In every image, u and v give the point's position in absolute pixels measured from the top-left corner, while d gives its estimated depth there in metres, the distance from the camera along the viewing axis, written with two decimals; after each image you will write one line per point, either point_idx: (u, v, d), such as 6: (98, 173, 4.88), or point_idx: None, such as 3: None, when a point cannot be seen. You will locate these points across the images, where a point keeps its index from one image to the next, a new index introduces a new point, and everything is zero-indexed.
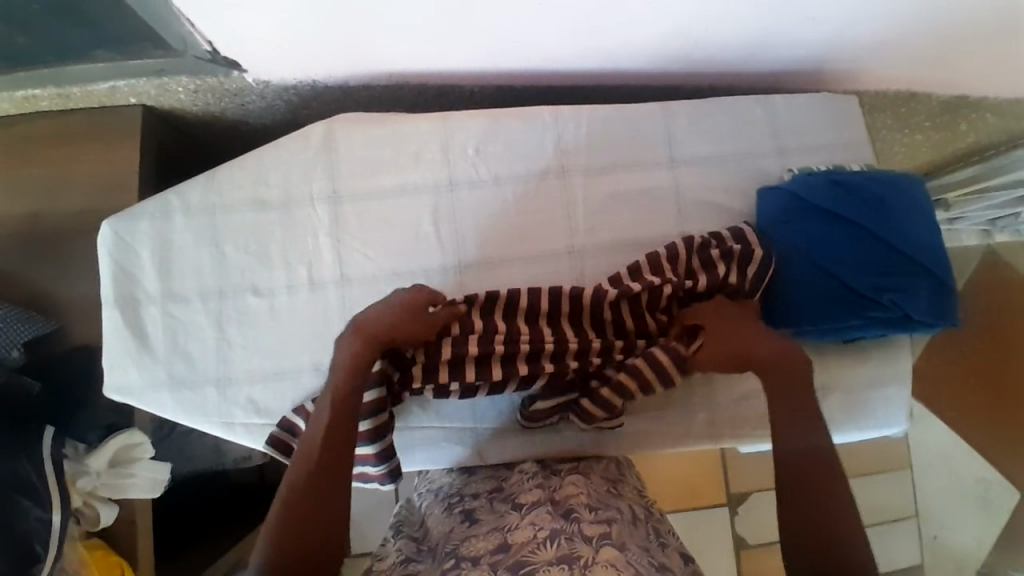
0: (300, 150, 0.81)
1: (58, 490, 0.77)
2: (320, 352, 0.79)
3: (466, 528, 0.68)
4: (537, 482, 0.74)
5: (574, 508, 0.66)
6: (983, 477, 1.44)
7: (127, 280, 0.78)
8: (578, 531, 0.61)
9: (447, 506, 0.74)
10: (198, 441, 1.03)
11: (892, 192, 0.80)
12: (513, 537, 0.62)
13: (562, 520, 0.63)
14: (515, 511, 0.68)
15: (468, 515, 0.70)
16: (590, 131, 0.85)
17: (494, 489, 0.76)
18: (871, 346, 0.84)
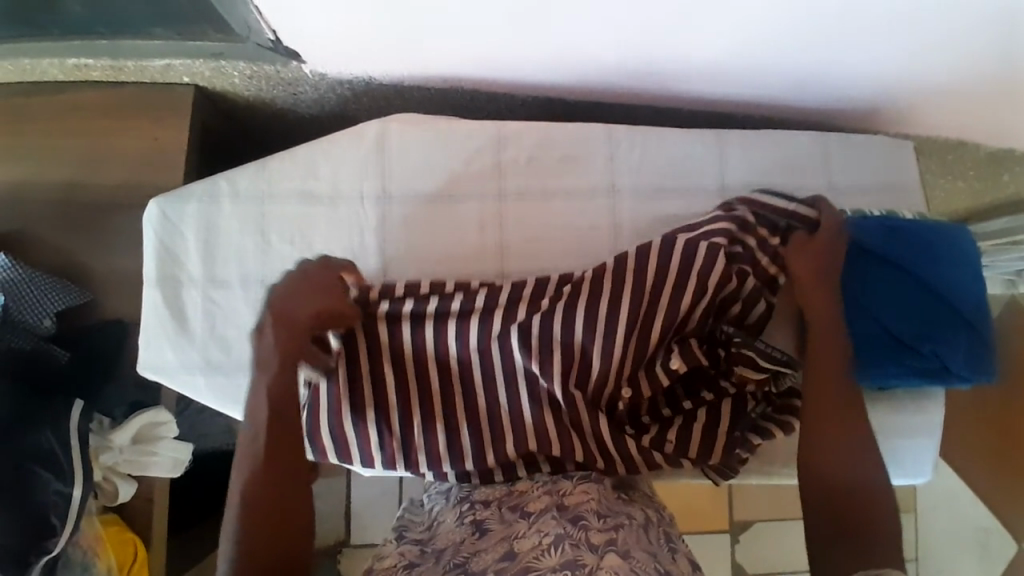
0: (352, 146, 0.81)
1: (82, 465, 0.78)
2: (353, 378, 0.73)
3: (475, 540, 0.64)
4: (546, 488, 0.70)
5: (584, 514, 0.64)
6: (979, 526, 1.44)
7: (170, 260, 0.78)
8: (585, 538, 0.60)
9: (457, 514, 0.70)
10: (213, 422, 1.03)
11: (946, 244, 0.78)
12: (519, 545, 0.60)
13: (569, 526, 0.62)
14: (524, 519, 0.65)
15: (477, 523, 0.67)
16: (641, 151, 0.84)
17: (504, 494, 0.71)
18: (906, 393, 0.83)
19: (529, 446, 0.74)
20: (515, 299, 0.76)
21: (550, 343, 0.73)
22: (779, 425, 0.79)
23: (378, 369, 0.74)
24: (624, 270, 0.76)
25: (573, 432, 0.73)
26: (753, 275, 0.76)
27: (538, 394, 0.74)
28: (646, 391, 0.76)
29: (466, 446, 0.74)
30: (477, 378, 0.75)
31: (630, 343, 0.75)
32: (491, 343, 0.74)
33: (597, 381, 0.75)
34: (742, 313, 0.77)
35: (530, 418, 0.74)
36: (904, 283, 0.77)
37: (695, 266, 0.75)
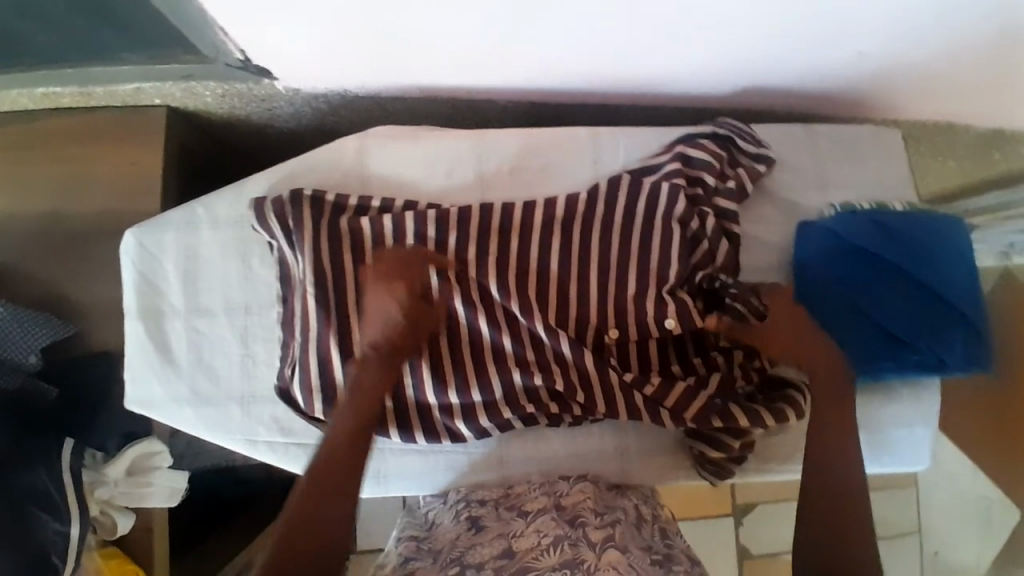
0: (331, 162, 0.78)
1: (78, 502, 0.77)
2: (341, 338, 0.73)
3: (471, 534, 0.68)
4: (543, 490, 0.74)
5: (581, 514, 0.68)
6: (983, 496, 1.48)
7: (151, 290, 0.76)
8: (583, 536, 0.63)
9: (454, 514, 0.73)
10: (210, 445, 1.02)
11: (936, 236, 0.76)
12: (517, 544, 0.64)
13: (567, 527, 0.65)
14: (521, 518, 0.69)
15: (474, 520, 0.70)
16: (627, 155, 0.81)
17: (500, 494, 0.75)
18: (905, 383, 0.82)
19: (514, 381, 0.76)
20: (486, 237, 0.77)
21: (528, 280, 0.77)
22: (768, 411, 0.76)
23: (360, 284, 0.74)
24: (596, 210, 0.79)
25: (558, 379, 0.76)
26: (713, 216, 0.79)
27: (520, 331, 0.77)
28: (631, 324, 0.78)
29: (452, 383, 0.75)
30: (460, 318, 0.76)
31: (608, 280, 0.78)
32: (472, 283, 0.76)
33: (578, 319, 0.78)
34: (709, 256, 0.79)
35: (515, 358, 0.76)
36: (896, 279, 0.76)
37: (671, 202, 0.77)
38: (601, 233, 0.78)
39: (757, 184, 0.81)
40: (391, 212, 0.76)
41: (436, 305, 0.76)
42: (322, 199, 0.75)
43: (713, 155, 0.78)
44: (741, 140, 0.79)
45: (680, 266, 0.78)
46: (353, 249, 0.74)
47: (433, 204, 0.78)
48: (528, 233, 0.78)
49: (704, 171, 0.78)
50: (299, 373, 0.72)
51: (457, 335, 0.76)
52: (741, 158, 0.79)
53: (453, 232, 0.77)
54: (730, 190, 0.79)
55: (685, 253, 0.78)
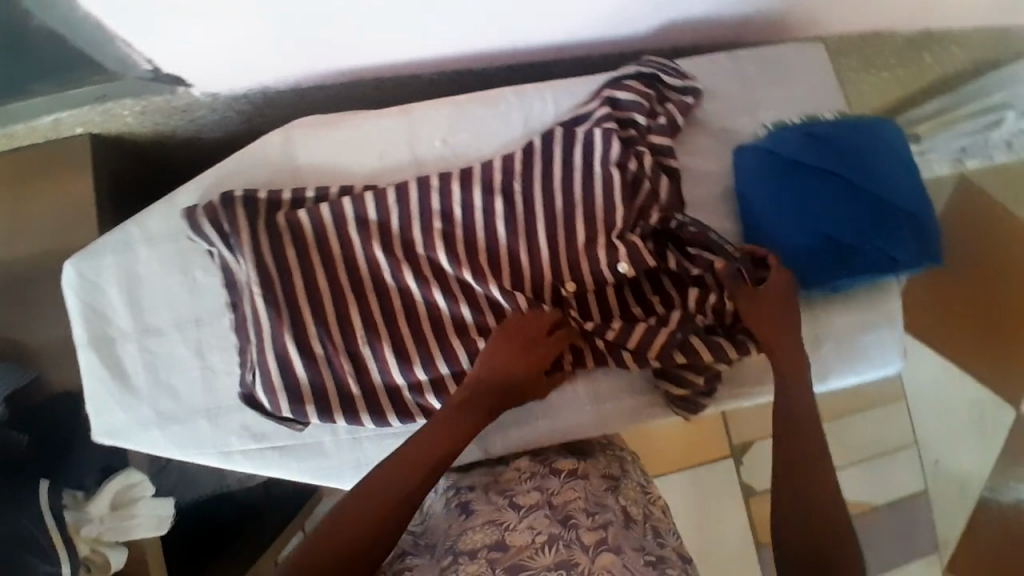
0: (260, 159, 0.77)
1: (65, 540, 0.76)
2: (297, 334, 0.72)
3: (463, 521, 0.68)
4: (534, 483, 0.72)
5: (574, 513, 0.65)
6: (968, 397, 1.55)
7: (98, 319, 0.75)
8: (577, 538, 0.62)
9: (445, 501, 0.73)
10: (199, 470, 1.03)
11: (870, 139, 0.77)
12: (511, 537, 0.63)
13: (561, 526, 0.64)
14: (513, 509, 0.67)
15: (465, 506, 0.70)
16: (557, 109, 0.80)
17: (489, 481, 0.74)
18: (864, 290, 0.83)
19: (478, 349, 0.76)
20: (428, 209, 0.77)
21: (477, 247, 0.77)
22: (729, 343, 0.78)
23: (312, 278, 0.74)
24: (533, 167, 0.78)
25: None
26: (649, 154, 0.78)
27: (477, 298, 0.77)
28: (585, 274, 0.78)
29: (417, 360, 0.75)
30: (416, 294, 0.76)
31: (555, 234, 0.78)
32: (421, 259, 0.77)
33: (532, 277, 0.78)
34: (653, 195, 0.78)
35: (476, 326, 0.76)
36: (842, 189, 0.76)
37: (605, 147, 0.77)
38: (541, 189, 0.78)
39: (688, 117, 0.81)
40: (328, 200, 0.76)
41: (392, 284, 0.76)
42: (255, 199, 0.74)
43: (641, 93, 0.78)
44: (665, 76, 0.79)
45: (624, 209, 0.77)
46: (296, 245, 0.74)
47: (370, 186, 0.77)
48: (469, 200, 0.77)
49: (634, 110, 0.77)
50: (262, 374, 0.72)
51: (415, 311, 0.76)
52: (668, 92, 0.79)
53: (393, 212, 0.76)
54: (662, 125, 0.79)
55: (629, 195, 0.78)
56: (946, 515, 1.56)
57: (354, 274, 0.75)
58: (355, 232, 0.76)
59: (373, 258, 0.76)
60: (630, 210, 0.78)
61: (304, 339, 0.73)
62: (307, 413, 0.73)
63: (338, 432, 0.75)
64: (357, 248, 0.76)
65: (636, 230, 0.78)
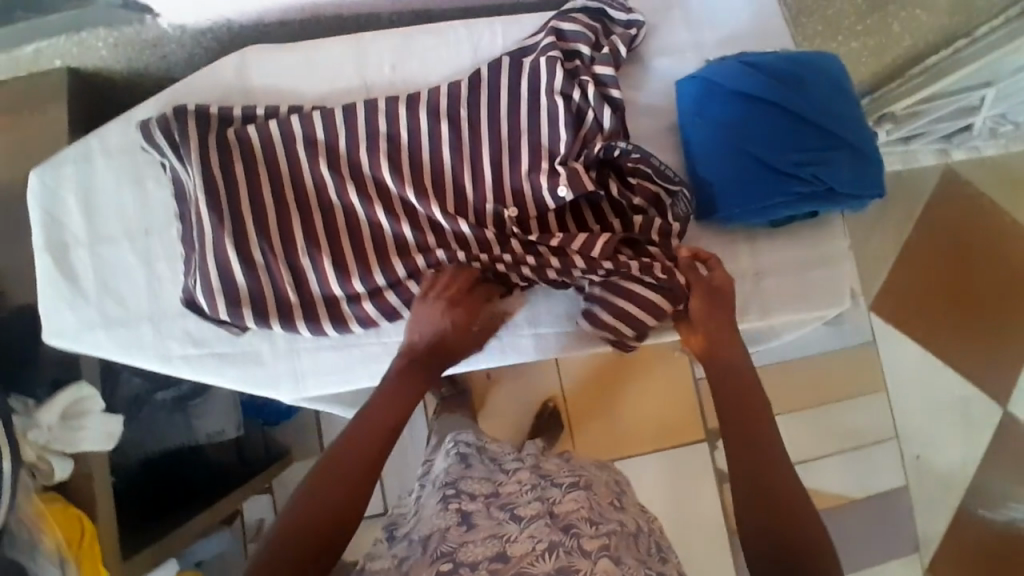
0: (216, 78, 0.80)
1: (7, 439, 0.77)
2: (238, 242, 0.74)
3: (462, 531, 0.72)
4: (534, 492, 0.77)
5: (575, 522, 0.71)
6: (942, 389, 1.51)
7: (54, 226, 0.77)
8: (578, 546, 0.68)
9: (443, 502, 0.79)
10: (169, 420, 1.10)
11: (807, 69, 0.79)
12: (512, 548, 0.67)
13: (562, 534, 0.69)
14: (514, 521, 0.72)
15: (465, 516, 0.75)
16: (506, 41, 0.83)
17: (490, 493, 0.79)
18: (806, 228, 0.83)
19: (417, 266, 0.77)
20: (374, 130, 0.79)
21: (421, 169, 0.79)
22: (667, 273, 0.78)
23: (258, 191, 0.76)
24: (479, 93, 0.80)
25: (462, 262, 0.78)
26: (593, 84, 0.79)
27: (418, 218, 0.78)
28: (526, 200, 0.79)
29: (355, 272, 0.77)
30: (359, 212, 0.78)
31: (499, 158, 0.79)
32: (366, 177, 0.78)
33: (472, 200, 0.79)
34: (596, 125, 0.80)
35: (416, 244, 0.78)
36: (779, 118, 0.78)
37: (550, 76, 0.79)
38: (483, 115, 0.79)
39: (632, 52, 0.83)
40: (278, 118, 0.79)
41: (336, 202, 0.78)
42: (208, 113, 0.77)
43: (587, 26, 0.80)
44: (611, 10, 0.81)
45: (567, 137, 0.78)
46: (245, 159, 0.77)
47: (319, 106, 0.80)
48: (416, 122, 0.79)
49: (579, 41, 0.80)
50: (202, 276, 0.74)
51: (357, 227, 0.77)
52: (613, 26, 0.82)
53: (342, 134, 0.78)
54: (606, 56, 0.80)
55: (572, 122, 0.79)
56: (932, 512, 1.49)
57: (298, 191, 0.77)
58: (303, 150, 0.78)
59: (319, 176, 0.78)
60: (573, 137, 0.79)
61: (245, 247, 0.75)
62: (244, 316, 0.75)
63: (276, 342, 0.78)
64: (305, 168, 0.78)
65: (580, 158, 0.79)
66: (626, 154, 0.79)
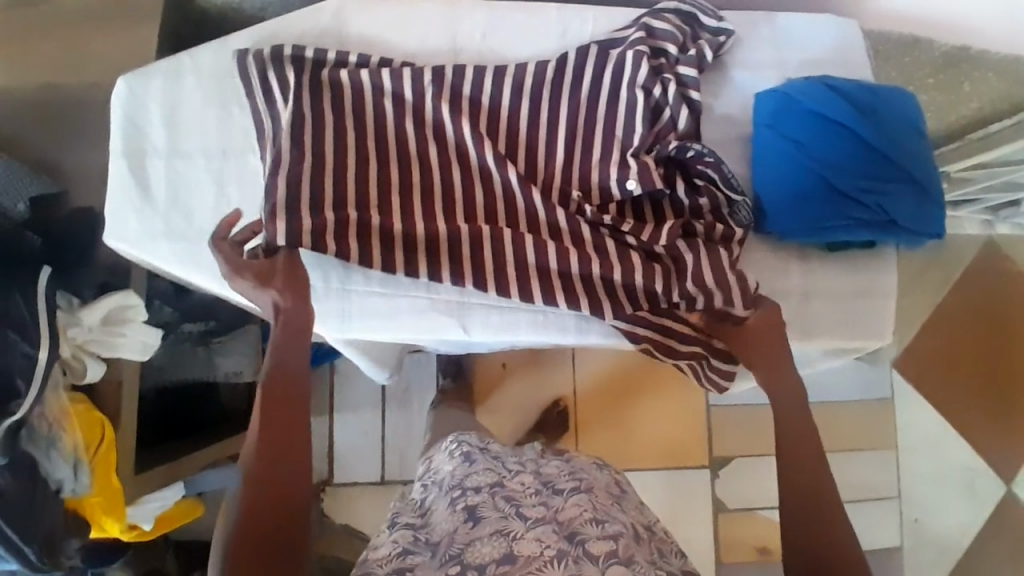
0: (312, 21, 0.82)
1: (49, 331, 0.79)
2: (312, 177, 0.75)
3: (470, 528, 0.71)
4: (539, 497, 0.75)
5: (580, 527, 0.70)
6: (954, 461, 1.49)
7: (136, 133, 0.79)
8: (585, 551, 0.66)
9: (450, 500, 0.77)
10: (190, 352, 1.10)
11: (883, 101, 0.81)
12: (518, 547, 0.66)
13: (566, 541, 0.67)
14: (519, 520, 0.70)
15: (470, 511, 0.73)
16: (595, 32, 0.85)
17: (495, 488, 0.77)
18: (859, 258, 0.84)
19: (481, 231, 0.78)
20: (457, 94, 0.81)
21: (499, 139, 0.81)
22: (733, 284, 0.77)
23: (338, 134, 0.78)
24: (563, 76, 0.82)
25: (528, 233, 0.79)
26: (675, 83, 0.81)
27: (488, 185, 0.80)
28: (593, 187, 0.81)
29: (421, 232, 0.77)
30: (431, 173, 0.80)
31: (575, 140, 0.81)
32: (446, 140, 0.81)
33: (545, 175, 0.81)
34: (671, 124, 0.81)
35: (483, 212, 0.80)
36: (852, 143, 0.79)
37: (630, 71, 0.81)
38: (562, 98, 0.81)
39: (717, 59, 0.85)
40: (368, 68, 0.81)
41: (413, 158, 0.80)
42: (302, 56, 0.80)
43: (678, 27, 0.82)
44: (703, 15, 0.83)
45: (642, 130, 0.80)
46: (332, 103, 0.79)
47: (407, 63, 0.82)
48: (499, 93, 0.81)
49: (667, 40, 0.81)
50: (270, 206, 0.75)
51: (429, 186, 0.79)
52: (701, 31, 0.83)
53: (427, 95, 0.80)
54: (691, 57, 0.82)
55: (649, 118, 0.80)
56: None
57: (377, 141, 0.79)
58: (386, 104, 0.80)
59: (401, 129, 0.80)
60: (645, 137, 0.80)
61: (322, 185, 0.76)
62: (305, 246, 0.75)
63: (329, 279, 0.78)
64: (388, 119, 0.80)
65: (656, 157, 0.80)
66: (699, 156, 0.80)
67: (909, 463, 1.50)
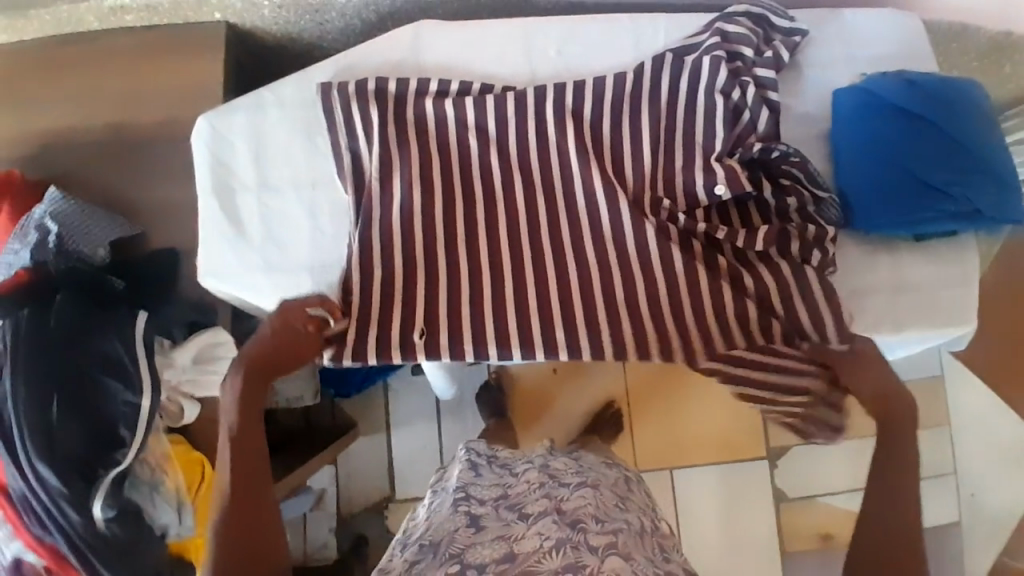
0: (389, 50, 0.83)
1: (149, 376, 0.78)
2: (406, 207, 0.78)
3: (471, 533, 0.71)
4: (543, 492, 0.77)
5: (582, 518, 0.71)
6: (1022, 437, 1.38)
7: (223, 170, 0.80)
8: (585, 540, 0.67)
9: (453, 505, 0.78)
10: None
11: (961, 93, 0.82)
12: (519, 546, 0.66)
13: (568, 529, 0.68)
14: (522, 521, 0.72)
15: (473, 517, 0.74)
16: (668, 40, 0.85)
17: (499, 497, 0.79)
18: (943, 248, 0.85)
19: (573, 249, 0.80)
20: (539, 110, 0.81)
21: (583, 151, 0.81)
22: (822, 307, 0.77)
23: (426, 165, 0.80)
24: (641, 85, 0.82)
25: (618, 248, 0.80)
26: (754, 85, 0.81)
27: (573, 200, 0.81)
28: (680, 193, 0.81)
29: (513, 258, 0.79)
30: (517, 196, 0.81)
31: (660, 147, 0.81)
32: (531, 158, 0.81)
33: (631, 187, 0.81)
34: (751, 125, 0.81)
35: (572, 229, 0.80)
36: (933, 136, 0.80)
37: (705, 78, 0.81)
38: (641, 106, 0.82)
39: (792, 58, 0.86)
40: (450, 96, 0.81)
41: (500, 177, 0.81)
42: (385, 86, 0.80)
43: (754, 31, 0.83)
44: (774, 17, 0.84)
45: (723, 134, 0.80)
46: (418, 135, 0.80)
47: (487, 85, 0.83)
48: (580, 104, 0.82)
49: (743, 43, 0.82)
50: (365, 250, 0.76)
51: (519, 207, 0.81)
52: (776, 33, 0.84)
53: (508, 117, 0.81)
54: (768, 59, 0.83)
55: (729, 122, 0.80)
56: None
57: (463, 165, 0.81)
58: (470, 129, 0.81)
59: (487, 152, 0.81)
60: (728, 144, 0.81)
61: (425, 217, 0.78)
62: (417, 295, 0.76)
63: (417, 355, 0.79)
64: (473, 146, 0.81)
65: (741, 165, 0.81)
66: (785, 157, 0.81)
67: (989, 451, 1.39)
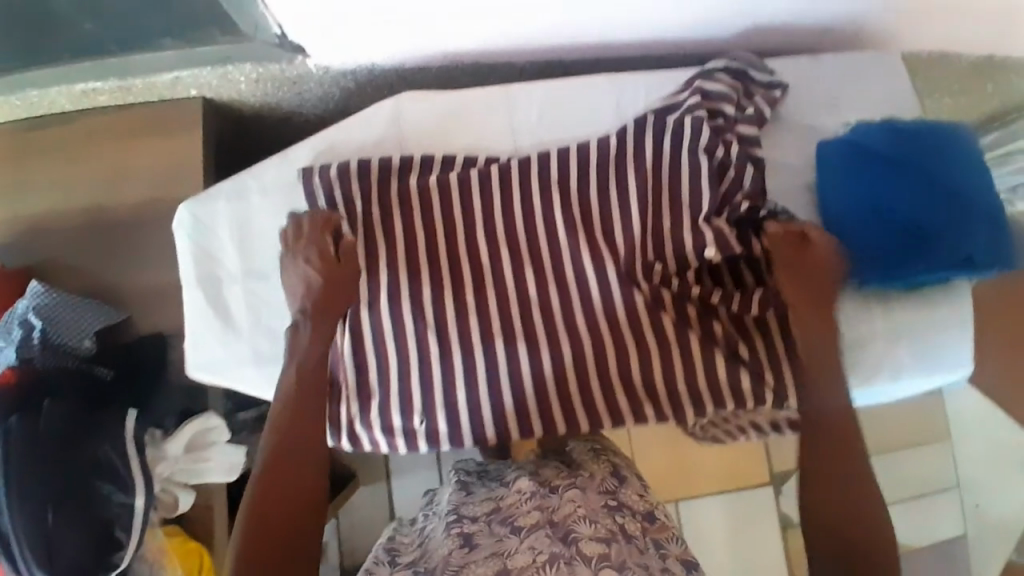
0: (369, 128, 0.83)
1: (142, 474, 0.77)
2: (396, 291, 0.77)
3: (464, 552, 0.62)
4: (534, 499, 0.66)
5: (575, 526, 0.61)
6: None
7: (207, 260, 0.79)
8: (578, 552, 0.58)
9: (445, 523, 0.67)
10: None
11: (946, 138, 0.82)
12: (513, 562, 0.58)
13: (561, 543, 0.59)
14: (514, 535, 0.62)
15: (466, 537, 0.64)
16: (649, 100, 0.84)
17: (491, 511, 0.67)
18: (938, 293, 0.84)
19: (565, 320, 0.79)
20: (524, 179, 0.81)
21: (568, 218, 0.80)
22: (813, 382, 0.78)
23: (413, 243, 0.79)
24: (625, 146, 0.80)
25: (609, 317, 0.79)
26: (737, 143, 0.81)
27: (562, 269, 0.80)
28: (670, 256, 0.79)
29: (506, 333, 0.78)
30: (506, 268, 0.80)
31: (647, 210, 0.80)
32: (517, 228, 0.80)
33: (620, 253, 0.80)
34: (737, 182, 0.79)
35: (561, 300, 0.79)
36: (921, 185, 0.80)
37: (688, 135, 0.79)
38: (626, 168, 0.80)
39: (774, 111, 0.86)
40: (434, 174, 0.81)
41: (487, 252, 0.80)
42: (368, 167, 0.80)
43: (733, 87, 0.82)
44: (753, 70, 0.84)
45: (709, 194, 0.78)
46: (404, 214, 0.79)
47: (470, 157, 0.82)
48: (564, 171, 0.81)
49: (723, 101, 0.81)
50: (355, 337, 0.76)
51: (507, 279, 0.79)
52: (756, 86, 0.84)
53: (493, 189, 0.80)
54: (749, 115, 0.83)
55: (716, 182, 0.79)
56: None
57: (450, 241, 0.80)
58: (455, 204, 0.80)
59: (473, 225, 0.80)
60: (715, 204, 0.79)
61: (414, 295, 0.78)
62: (412, 377, 0.77)
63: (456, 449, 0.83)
64: (459, 221, 0.80)
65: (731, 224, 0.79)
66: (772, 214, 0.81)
67: None
